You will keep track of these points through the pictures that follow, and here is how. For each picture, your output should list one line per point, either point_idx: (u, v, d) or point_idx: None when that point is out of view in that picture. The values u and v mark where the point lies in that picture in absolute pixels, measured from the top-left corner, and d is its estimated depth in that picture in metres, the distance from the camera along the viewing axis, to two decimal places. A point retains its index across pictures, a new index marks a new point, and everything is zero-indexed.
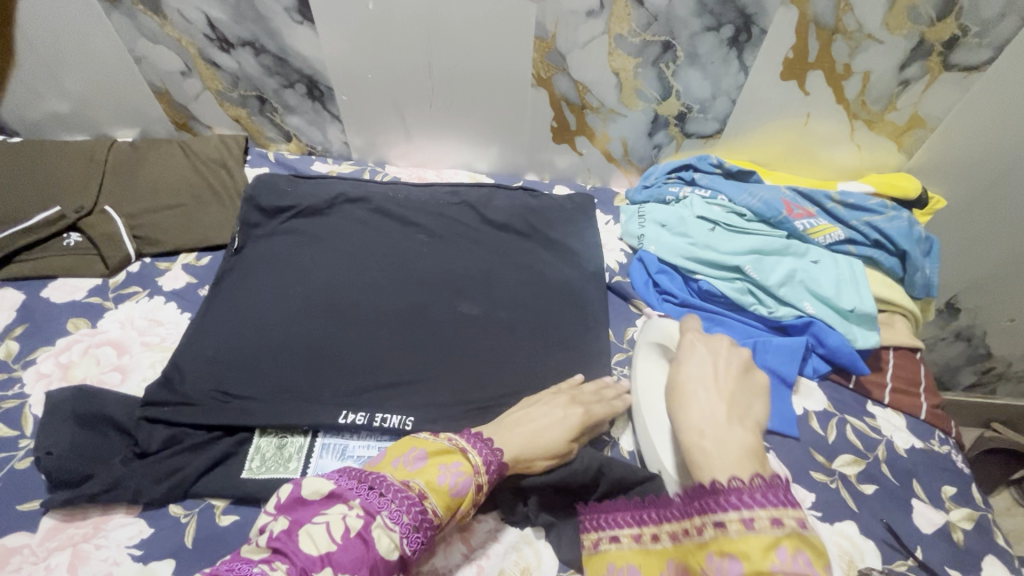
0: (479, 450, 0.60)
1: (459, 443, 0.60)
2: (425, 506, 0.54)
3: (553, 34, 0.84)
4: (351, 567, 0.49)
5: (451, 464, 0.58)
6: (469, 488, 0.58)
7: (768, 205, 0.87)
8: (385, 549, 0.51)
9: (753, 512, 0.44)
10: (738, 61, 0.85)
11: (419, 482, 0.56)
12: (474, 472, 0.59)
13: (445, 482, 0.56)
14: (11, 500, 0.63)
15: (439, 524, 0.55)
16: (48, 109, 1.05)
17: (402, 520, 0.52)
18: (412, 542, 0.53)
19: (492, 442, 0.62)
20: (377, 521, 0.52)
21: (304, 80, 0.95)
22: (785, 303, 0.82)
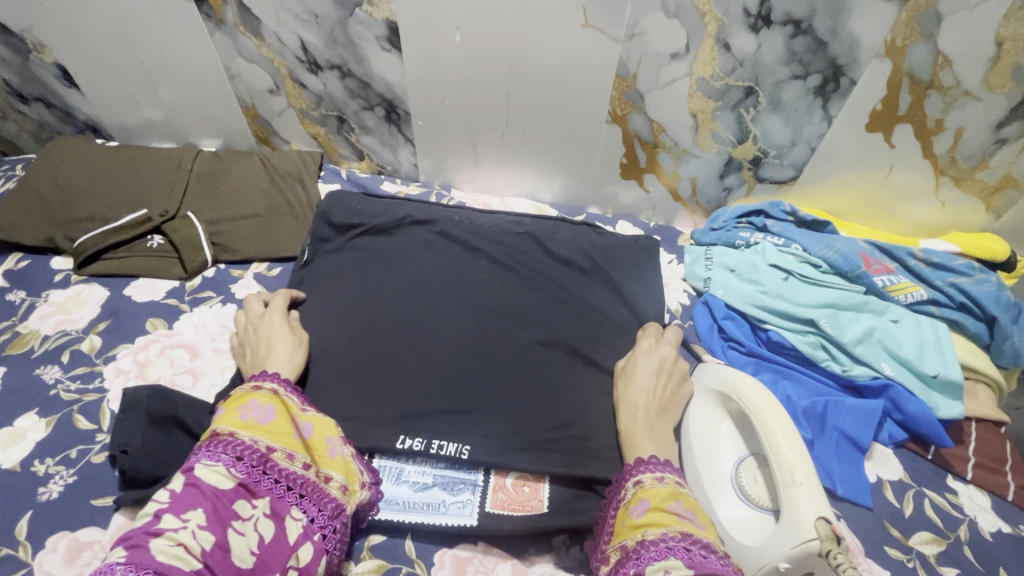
0: (270, 381, 0.67)
1: (250, 385, 0.66)
2: (239, 439, 0.59)
3: (635, 73, 0.85)
4: (187, 507, 0.52)
5: (247, 402, 0.63)
6: (275, 411, 0.63)
7: (846, 258, 0.84)
8: (214, 482, 0.55)
9: (660, 474, 0.62)
10: (823, 110, 0.83)
11: (224, 427, 0.60)
12: (274, 396, 0.65)
13: (249, 418, 0.61)
14: (87, 494, 0.65)
15: (270, 448, 0.60)
16: (142, 116, 1.12)
17: (219, 455, 0.57)
18: (241, 469, 0.57)
19: (277, 372, 0.69)
20: (196, 467, 0.56)
21: (383, 104, 0.98)
22: (860, 362, 0.79)
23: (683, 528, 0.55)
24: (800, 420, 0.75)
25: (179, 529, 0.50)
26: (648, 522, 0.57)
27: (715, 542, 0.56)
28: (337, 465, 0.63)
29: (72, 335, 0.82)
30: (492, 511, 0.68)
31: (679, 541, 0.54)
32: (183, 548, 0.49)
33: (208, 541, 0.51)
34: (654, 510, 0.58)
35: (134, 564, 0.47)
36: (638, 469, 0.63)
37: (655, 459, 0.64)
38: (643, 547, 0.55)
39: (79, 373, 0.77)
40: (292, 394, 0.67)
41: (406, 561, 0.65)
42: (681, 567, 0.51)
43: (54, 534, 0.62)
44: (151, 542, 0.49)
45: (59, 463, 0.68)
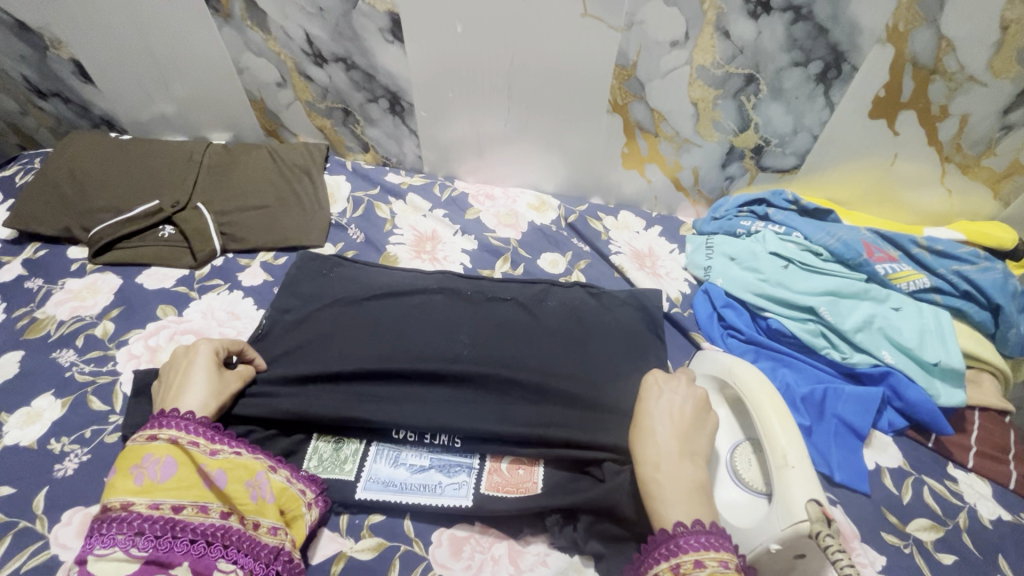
0: (171, 426, 0.61)
1: (145, 436, 0.60)
2: (134, 511, 0.55)
3: (635, 63, 0.85)
4: None
5: (141, 461, 0.58)
6: (175, 461, 0.58)
7: (847, 246, 0.84)
8: (114, 571, 0.52)
9: (699, 555, 0.52)
10: (825, 97, 0.83)
11: (118, 496, 0.56)
12: (173, 445, 0.60)
13: (145, 478, 0.57)
14: (100, 471, 0.68)
15: (177, 508, 0.57)
16: (155, 110, 1.15)
17: (114, 540, 0.53)
18: (144, 545, 0.54)
19: (181, 409, 0.63)
20: (91, 559, 0.52)
21: (387, 96, 1.00)
22: (860, 349, 0.79)
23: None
24: (798, 407, 0.75)
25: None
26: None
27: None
28: (263, 507, 0.62)
29: (86, 320, 0.84)
30: (487, 493, 0.69)
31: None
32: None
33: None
34: None
35: None
36: (663, 550, 0.54)
37: (699, 527, 0.54)
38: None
39: (93, 356, 0.80)
40: (200, 436, 0.62)
41: (405, 539, 0.67)
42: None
43: (69, 508, 0.64)
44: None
45: (74, 441, 0.70)
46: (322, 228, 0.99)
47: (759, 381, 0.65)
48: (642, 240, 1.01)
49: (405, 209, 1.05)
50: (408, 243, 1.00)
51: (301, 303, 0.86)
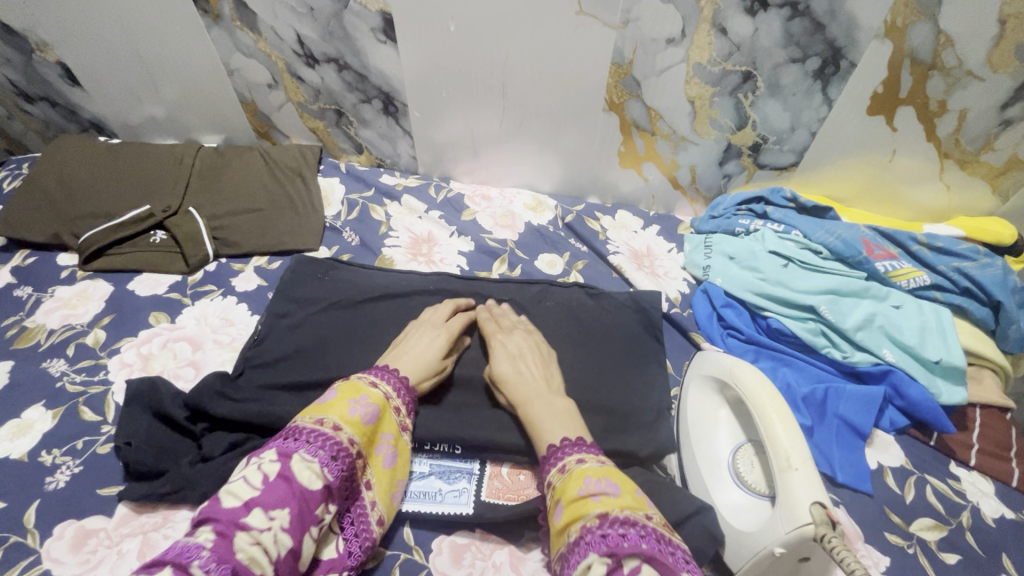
0: (388, 380, 0.67)
1: (368, 380, 0.66)
2: (339, 438, 0.58)
3: (631, 60, 0.84)
4: (277, 503, 0.50)
5: (359, 398, 0.62)
6: (380, 417, 0.63)
7: (847, 244, 0.83)
8: (307, 481, 0.53)
9: (569, 459, 0.58)
10: (822, 93, 0.82)
11: (333, 417, 0.59)
12: (385, 401, 0.65)
13: (357, 413, 0.61)
14: (92, 483, 0.67)
15: (358, 456, 0.60)
16: (145, 113, 1.13)
17: (318, 452, 0.55)
18: (333, 472, 0.55)
19: (394, 370, 0.70)
20: (296, 458, 0.54)
21: (381, 96, 0.98)
22: (862, 348, 0.78)
23: (601, 510, 0.51)
24: (800, 408, 0.75)
25: (263, 528, 0.49)
26: (569, 520, 0.53)
27: (638, 508, 0.52)
28: (391, 507, 0.63)
29: (77, 329, 0.83)
30: (488, 500, 0.69)
31: (596, 531, 0.49)
32: (262, 549, 0.48)
33: (285, 547, 0.50)
34: (570, 505, 0.54)
35: (217, 557, 0.45)
36: (552, 461, 0.60)
37: (570, 440, 0.61)
38: (570, 552, 0.51)
39: (85, 366, 0.78)
40: (400, 401, 0.67)
41: (404, 547, 0.66)
42: (602, 560, 0.47)
43: (61, 522, 0.63)
44: (236, 535, 0.47)
45: (65, 454, 0.69)
46: (317, 231, 0.98)
47: (760, 383, 0.64)
48: (640, 239, 1.00)
49: (400, 211, 1.03)
50: (404, 246, 0.99)
51: (297, 309, 0.85)
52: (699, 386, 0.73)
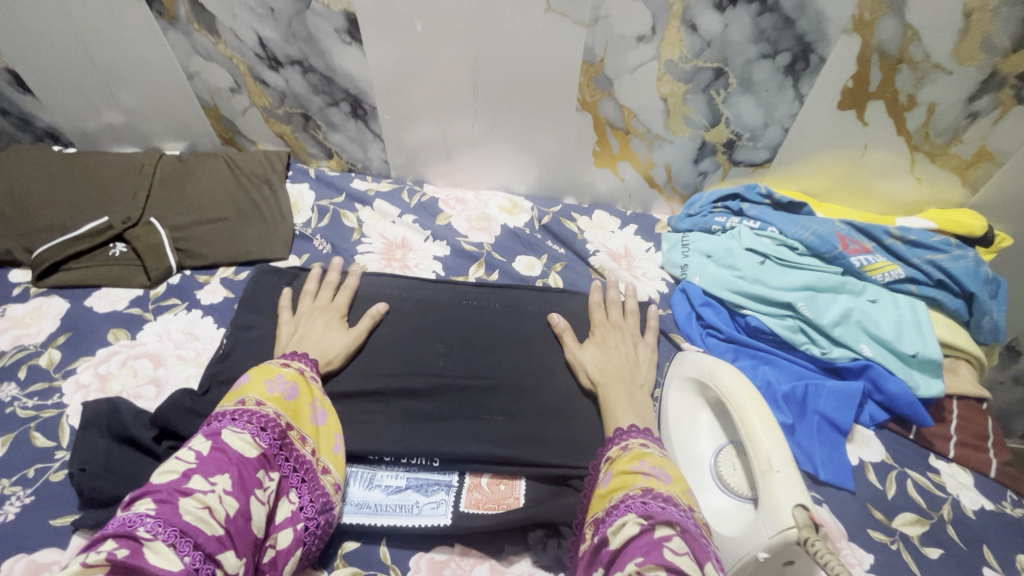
0: (300, 360, 0.71)
1: (279, 362, 0.69)
2: (265, 409, 0.60)
3: (602, 58, 0.83)
4: (216, 470, 0.52)
5: (275, 376, 0.65)
6: (299, 390, 0.66)
7: (822, 239, 0.83)
8: (241, 450, 0.55)
9: (627, 441, 0.63)
10: (794, 89, 0.82)
11: (253, 395, 0.62)
12: (300, 376, 0.68)
13: (276, 389, 0.64)
14: (45, 514, 0.63)
15: (289, 425, 0.62)
16: (102, 121, 1.09)
17: (246, 425, 0.57)
18: (266, 440, 0.58)
19: (307, 354, 0.73)
20: (224, 433, 0.56)
21: (348, 99, 0.96)
22: (839, 343, 0.78)
23: (645, 485, 0.55)
24: (780, 406, 0.74)
25: (208, 492, 0.50)
26: (615, 487, 0.57)
27: (684, 500, 0.55)
28: (339, 461, 0.65)
29: (30, 349, 0.79)
30: (466, 511, 0.66)
31: (638, 498, 0.53)
32: (209, 511, 0.49)
33: (232, 508, 0.51)
34: (619, 476, 0.58)
35: (162, 520, 0.47)
36: (617, 440, 0.64)
37: (634, 427, 0.65)
38: (608, 514, 0.55)
39: (38, 388, 0.74)
40: (316, 377, 0.70)
41: (380, 567, 0.63)
42: (637, 520, 0.51)
43: (10, 556, 0.59)
44: (179, 501, 0.49)
45: (16, 483, 0.65)
46: (286, 240, 0.95)
47: (739, 383, 0.63)
48: (618, 239, 0.99)
49: (372, 216, 1.01)
50: (377, 251, 0.96)
51: (264, 323, 0.82)
52: (677, 387, 0.72)
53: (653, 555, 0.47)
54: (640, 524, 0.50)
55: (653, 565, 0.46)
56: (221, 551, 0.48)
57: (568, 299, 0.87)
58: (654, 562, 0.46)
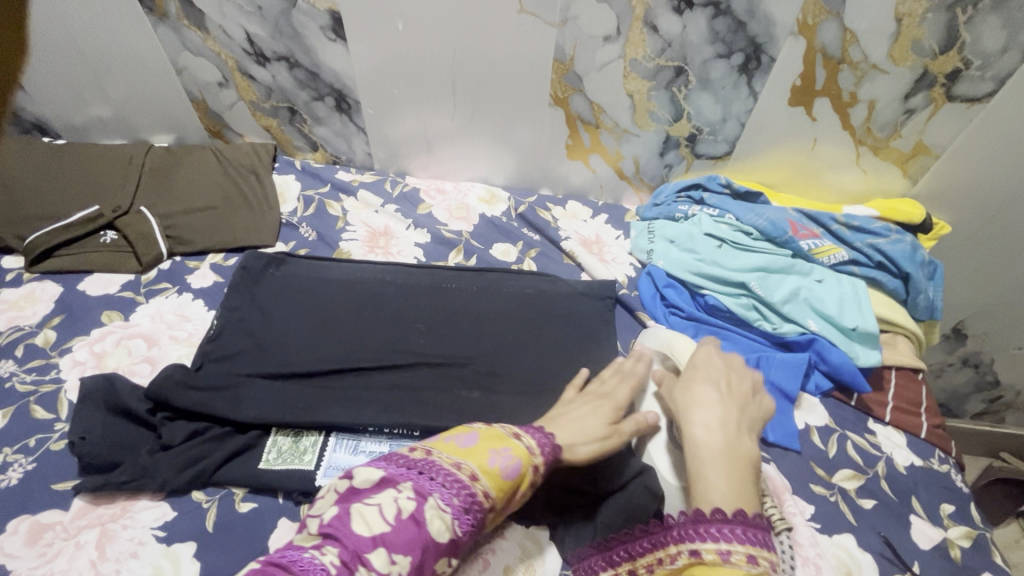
0: (530, 433, 0.62)
1: (512, 430, 0.62)
2: (473, 489, 0.55)
3: (572, 56, 0.89)
4: (403, 547, 0.50)
5: (501, 448, 0.59)
6: (520, 472, 0.58)
7: (775, 225, 0.90)
8: (436, 533, 0.52)
9: (730, 548, 0.51)
10: (748, 87, 0.89)
11: (471, 465, 0.57)
12: (529, 455, 0.60)
13: (497, 464, 0.58)
14: (46, 479, 0.66)
15: (490, 507, 0.56)
16: (91, 114, 1.12)
17: (451, 502, 0.54)
18: (463, 524, 0.54)
19: (544, 429, 0.64)
20: (429, 502, 0.53)
21: (333, 94, 1.00)
22: (789, 319, 0.85)
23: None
24: None
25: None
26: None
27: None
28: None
29: (25, 330, 0.82)
30: None
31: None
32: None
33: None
34: None
35: None
36: (710, 534, 0.52)
37: (742, 518, 0.53)
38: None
39: (35, 366, 0.78)
40: (543, 456, 0.61)
41: None
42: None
43: (15, 517, 0.63)
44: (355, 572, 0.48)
45: (17, 452, 0.69)
46: (274, 228, 0.99)
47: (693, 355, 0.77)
48: (590, 227, 1.05)
49: (356, 206, 1.05)
50: (362, 239, 1.01)
51: (252, 306, 0.87)
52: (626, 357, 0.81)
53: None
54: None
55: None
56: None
57: (543, 282, 0.92)
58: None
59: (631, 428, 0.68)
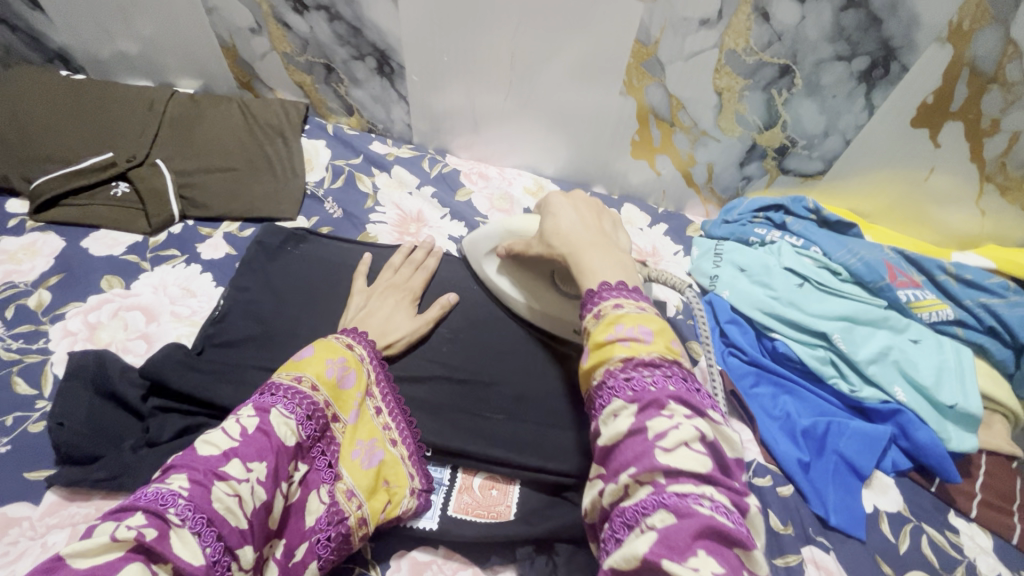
0: (360, 345, 0.66)
1: (343, 342, 0.65)
2: (315, 398, 0.57)
3: (657, 40, 0.75)
4: (257, 456, 0.48)
5: (337, 360, 0.62)
6: (355, 382, 0.62)
7: (869, 267, 0.76)
8: (282, 437, 0.52)
9: (598, 303, 0.52)
10: (865, 98, 0.74)
11: (309, 376, 0.58)
12: (361, 364, 0.64)
13: (333, 376, 0.60)
14: (20, 466, 0.60)
15: (334, 418, 0.59)
16: (115, 49, 1.02)
17: (295, 409, 0.54)
18: (307, 430, 0.55)
19: (367, 335, 0.69)
20: (275, 412, 0.53)
21: (375, 54, 0.88)
22: (872, 383, 0.72)
23: (626, 355, 0.48)
24: (798, 441, 0.70)
25: (242, 480, 0.46)
26: (593, 363, 0.50)
27: (669, 355, 0.48)
28: (355, 469, 0.58)
29: (19, 287, 0.75)
30: (454, 515, 0.62)
31: (619, 374, 0.47)
32: (238, 501, 0.45)
33: (260, 500, 0.47)
34: (596, 348, 0.50)
35: (194, 507, 0.42)
36: (590, 305, 0.53)
37: (621, 284, 0.53)
38: (595, 392, 0.50)
39: (23, 331, 0.71)
40: (374, 368, 0.66)
41: (359, 561, 0.60)
42: (626, 407, 0.46)
43: None
44: (213, 485, 0.44)
45: None
46: (296, 199, 0.89)
47: (529, 222, 0.71)
48: (646, 237, 0.93)
49: (388, 183, 0.95)
50: (391, 223, 0.90)
51: (264, 288, 0.78)
52: (488, 263, 0.77)
53: (645, 462, 0.42)
54: (632, 413, 0.45)
55: (650, 472, 0.42)
56: (240, 547, 0.44)
57: None
58: (649, 468, 0.42)
59: (436, 314, 0.76)
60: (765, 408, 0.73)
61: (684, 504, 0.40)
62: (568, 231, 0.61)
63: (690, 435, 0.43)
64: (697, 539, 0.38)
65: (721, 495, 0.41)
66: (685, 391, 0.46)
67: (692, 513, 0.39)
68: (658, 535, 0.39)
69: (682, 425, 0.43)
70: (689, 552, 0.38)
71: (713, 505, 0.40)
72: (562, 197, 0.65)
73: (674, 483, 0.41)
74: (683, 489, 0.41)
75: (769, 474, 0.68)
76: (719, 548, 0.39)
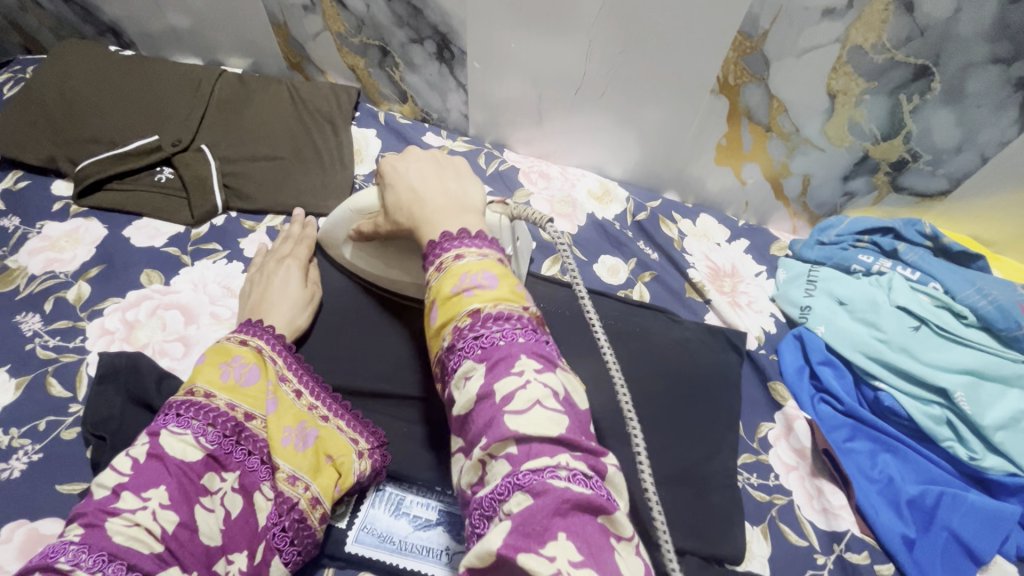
0: (261, 337, 0.59)
1: (236, 338, 0.57)
2: (214, 404, 0.50)
3: (765, 32, 0.64)
4: (152, 483, 0.43)
5: (232, 359, 0.54)
6: (261, 374, 0.55)
7: (1002, 312, 0.65)
8: (181, 455, 0.46)
9: (440, 256, 0.45)
10: (1020, 111, 0.61)
11: (203, 384, 0.51)
12: (264, 356, 0.57)
13: (229, 377, 0.53)
14: (53, 477, 0.57)
15: (247, 417, 0.52)
16: (165, 24, 0.97)
17: (189, 423, 0.48)
18: (213, 439, 0.48)
19: (267, 325, 0.61)
20: (165, 433, 0.47)
21: (436, 37, 0.80)
22: (996, 451, 0.62)
23: (476, 306, 0.40)
24: (902, 512, 0.60)
25: (139, 509, 0.42)
26: (442, 322, 0.42)
27: (517, 303, 0.41)
28: (291, 454, 0.52)
29: (59, 278, 0.72)
30: None
31: (468, 333, 0.39)
32: (143, 529, 0.41)
33: (171, 522, 0.43)
34: (442, 306, 0.42)
35: (88, 546, 0.39)
36: (431, 258, 0.45)
37: (464, 232, 0.46)
38: (445, 357, 0.41)
39: (61, 327, 0.68)
40: (280, 356, 0.59)
41: None
42: (476, 367, 0.38)
43: (11, 521, 0.55)
44: (106, 522, 0.40)
45: (25, 435, 0.60)
46: (342, 193, 0.83)
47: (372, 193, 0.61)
48: (724, 254, 0.82)
49: None
50: None
51: None
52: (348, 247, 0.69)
53: (496, 432, 0.35)
54: (481, 373, 0.38)
55: (500, 443, 0.34)
56: (161, 571, 0.41)
57: (663, 325, 0.73)
58: (499, 439, 0.34)
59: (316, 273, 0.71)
60: (861, 469, 0.63)
61: (540, 481, 0.32)
62: (409, 199, 0.52)
63: (541, 393, 0.36)
64: (556, 519, 0.31)
65: (578, 462, 0.34)
66: (542, 345, 0.39)
67: (550, 489, 0.32)
68: (514, 523, 0.31)
69: (531, 384, 0.36)
70: (548, 536, 0.30)
71: (570, 476, 0.33)
72: (400, 161, 0.56)
73: (527, 458, 0.34)
74: (538, 465, 0.33)
75: (866, 549, 0.59)
76: (580, 525, 0.31)
